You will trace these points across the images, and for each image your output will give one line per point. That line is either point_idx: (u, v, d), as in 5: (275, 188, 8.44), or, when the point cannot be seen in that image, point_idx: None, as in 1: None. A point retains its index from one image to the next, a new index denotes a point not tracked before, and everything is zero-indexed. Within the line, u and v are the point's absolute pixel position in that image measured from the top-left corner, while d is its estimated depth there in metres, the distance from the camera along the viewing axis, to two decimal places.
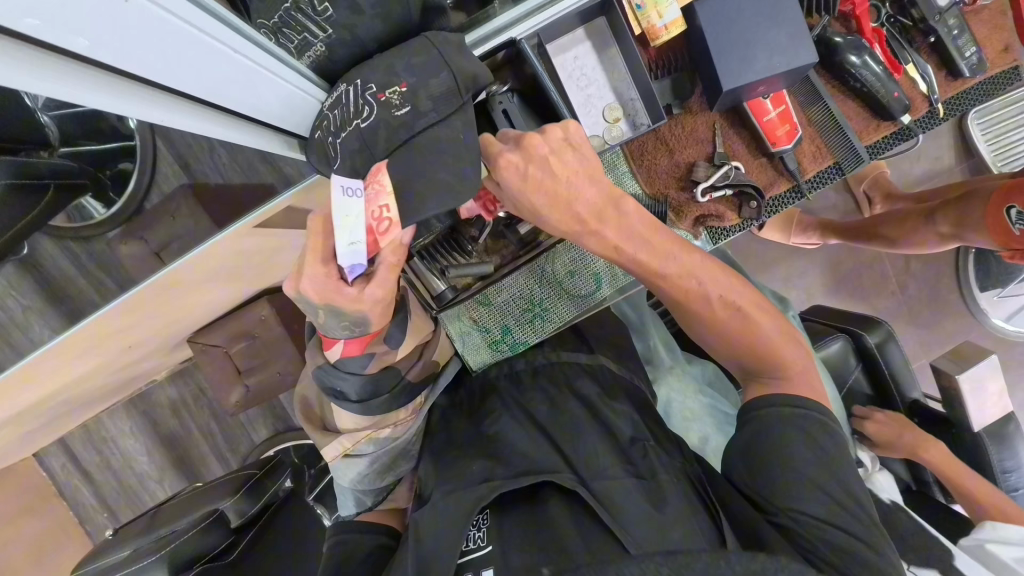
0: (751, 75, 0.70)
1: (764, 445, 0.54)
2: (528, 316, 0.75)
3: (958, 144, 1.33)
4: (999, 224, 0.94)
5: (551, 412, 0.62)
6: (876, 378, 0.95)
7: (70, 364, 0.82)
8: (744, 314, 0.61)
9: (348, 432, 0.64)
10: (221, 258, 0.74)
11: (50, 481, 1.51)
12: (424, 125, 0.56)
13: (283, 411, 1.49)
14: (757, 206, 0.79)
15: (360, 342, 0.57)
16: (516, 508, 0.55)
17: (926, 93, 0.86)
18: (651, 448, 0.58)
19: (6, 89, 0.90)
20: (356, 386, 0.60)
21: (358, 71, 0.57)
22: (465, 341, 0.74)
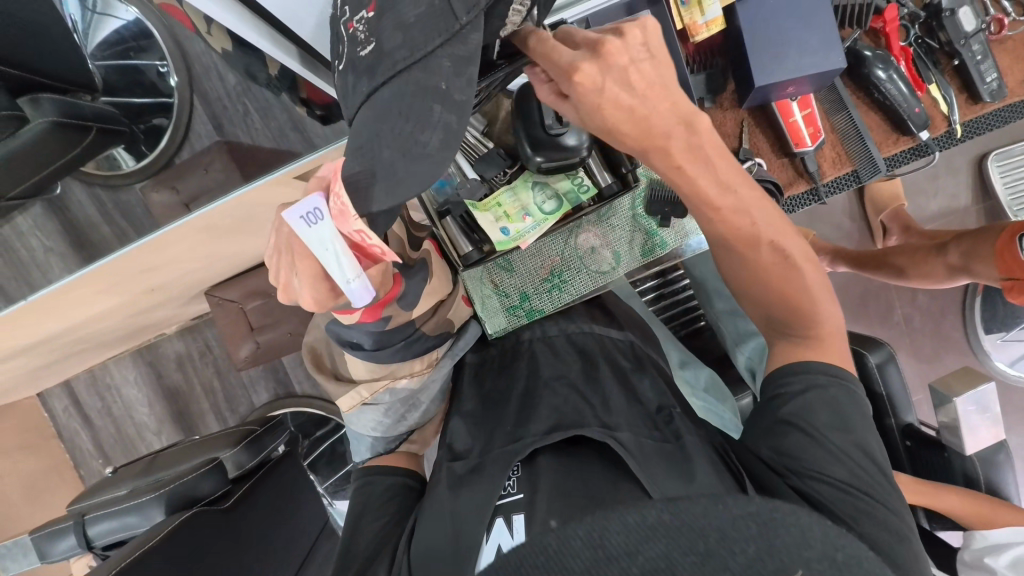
0: (781, 75, 0.74)
1: (796, 409, 0.57)
2: (547, 285, 0.76)
3: (975, 185, 1.35)
4: (1002, 249, 0.95)
5: (586, 378, 0.66)
6: (874, 398, 0.95)
7: (100, 296, 0.85)
8: (790, 263, 0.60)
9: (366, 381, 0.68)
10: (256, 206, 0.77)
11: (51, 421, 1.54)
12: (399, 65, 0.45)
13: (285, 377, 1.52)
14: (774, 203, 0.82)
15: (374, 309, 0.58)
16: (547, 456, 0.58)
17: (947, 113, 0.89)
18: (677, 416, 0.62)
19: (62, 27, 0.94)
20: (366, 338, 0.63)
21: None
22: (485, 305, 0.76)
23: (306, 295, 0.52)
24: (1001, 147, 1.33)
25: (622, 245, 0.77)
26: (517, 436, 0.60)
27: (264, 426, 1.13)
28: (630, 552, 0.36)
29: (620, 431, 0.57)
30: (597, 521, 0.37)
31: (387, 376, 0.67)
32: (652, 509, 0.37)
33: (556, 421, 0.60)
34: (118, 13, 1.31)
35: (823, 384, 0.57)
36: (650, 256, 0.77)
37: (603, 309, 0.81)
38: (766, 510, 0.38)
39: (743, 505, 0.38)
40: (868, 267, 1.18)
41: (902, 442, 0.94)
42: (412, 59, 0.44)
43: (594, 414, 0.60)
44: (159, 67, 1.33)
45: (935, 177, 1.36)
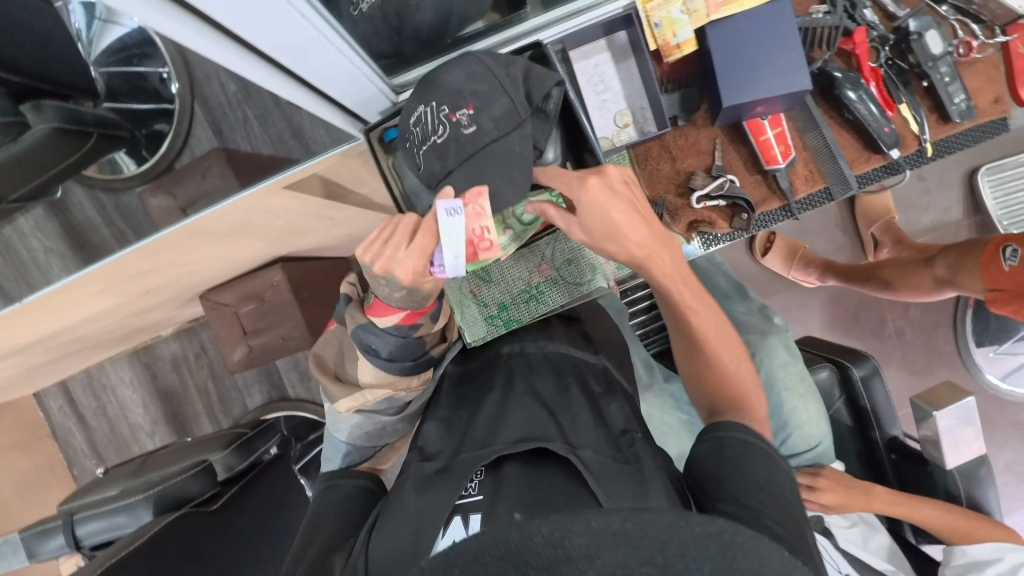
0: (751, 96, 0.75)
1: (733, 455, 0.58)
2: (525, 296, 0.80)
3: (965, 199, 1.36)
4: (990, 261, 0.93)
5: (556, 391, 0.66)
6: (858, 410, 0.96)
7: (94, 298, 0.86)
8: (743, 369, 0.66)
9: (371, 386, 0.68)
10: (248, 214, 0.79)
11: (47, 420, 1.56)
12: (493, 141, 0.57)
13: (279, 380, 1.53)
14: (748, 218, 0.85)
15: (414, 314, 0.62)
16: (512, 464, 0.58)
17: (917, 133, 0.91)
18: (639, 440, 0.61)
19: (65, 35, 0.96)
20: (387, 345, 0.63)
21: (431, 90, 0.58)
22: (465, 315, 0.78)
23: (407, 265, 0.53)
24: (995, 160, 1.34)
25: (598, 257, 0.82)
26: (485, 443, 0.60)
27: (254, 430, 1.16)
28: (587, 555, 0.38)
29: (584, 449, 0.57)
30: (559, 523, 0.39)
31: (387, 385, 0.67)
32: (616, 517, 0.39)
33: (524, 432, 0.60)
34: (122, 21, 1.34)
35: (755, 441, 0.59)
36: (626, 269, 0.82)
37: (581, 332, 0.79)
38: (726, 528, 0.40)
39: (703, 524, 0.39)
40: (859, 279, 1.19)
41: (887, 456, 0.95)
42: (500, 135, 0.57)
43: (559, 428, 0.60)
44: (162, 74, 1.36)
45: (926, 191, 1.37)
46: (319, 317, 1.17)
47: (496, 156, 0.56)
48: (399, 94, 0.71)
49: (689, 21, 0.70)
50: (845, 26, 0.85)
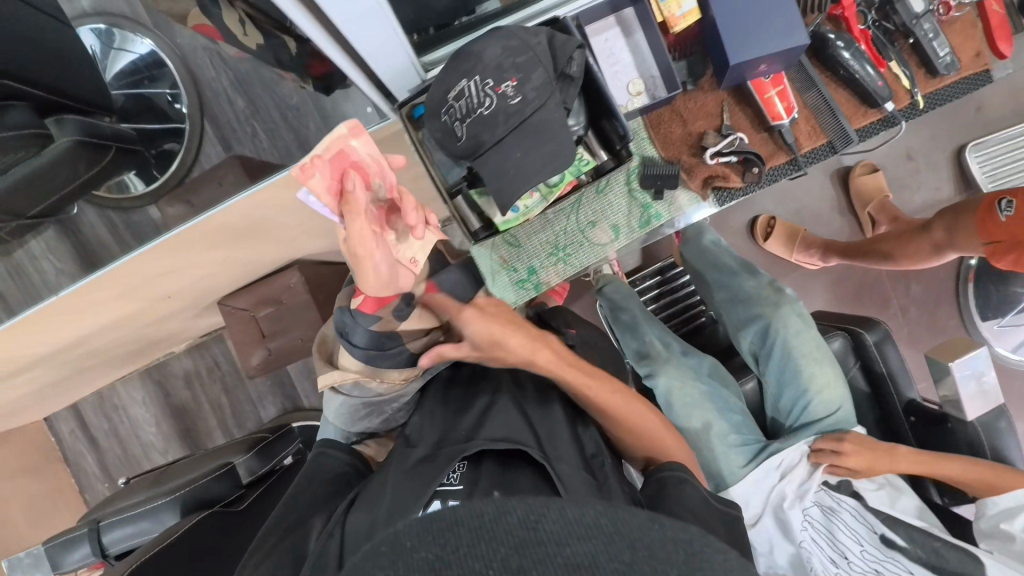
0: (756, 52, 0.78)
1: (687, 493, 0.65)
2: (552, 259, 0.89)
3: (955, 175, 1.40)
4: (986, 215, 0.95)
5: (536, 407, 0.72)
6: (872, 374, 0.98)
7: (114, 299, 0.88)
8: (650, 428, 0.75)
9: (349, 370, 0.70)
10: (270, 207, 0.81)
11: (58, 445, 1.55)
12: (537, 113, 0.55)
13: (293, 391, 1.52)
14: (758, 172, 0.87)
15: (375, 301, 0.63)
16: (490, 461, 0.62)
17: (908, 87, 0.95)
18: (607, 468, 0.67)
19: (80, 54, 1.00)
20: (361, 334, 0.66)
21: (471, 63, 0.55)
22: (497, 282, 0.87)
23: None
24: (979, 138, 1.37)
25: (619, 219, 0.89)
26: (467, 437, 0.64)
27: (276, 435, 1.15)
28: (557, 541, 0.30)
29: (558, 461, 0.61)
30: (534, 504, 0.32)
31: (366, 372, 0.70)
32: (591, 507, 0.33)
33: (505, 433, 0.63)
34: (132, 48, 1.39)
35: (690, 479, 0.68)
36: (647, 226, 0.90)
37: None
38: (699, 538, 0.33)
39: (682, 532, 0.33)
40: (858, 255, 1.22)
41: (905, 418, 0.95)
42: (540, 104, 0.55)
43: (536, 436, 0.64)
44: (169, 95, 1.40)
45: (916, 170, 1.41)
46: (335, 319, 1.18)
47: (544, 126, 0.56)
48: (428, 72, 0.69)
49: None
50: None
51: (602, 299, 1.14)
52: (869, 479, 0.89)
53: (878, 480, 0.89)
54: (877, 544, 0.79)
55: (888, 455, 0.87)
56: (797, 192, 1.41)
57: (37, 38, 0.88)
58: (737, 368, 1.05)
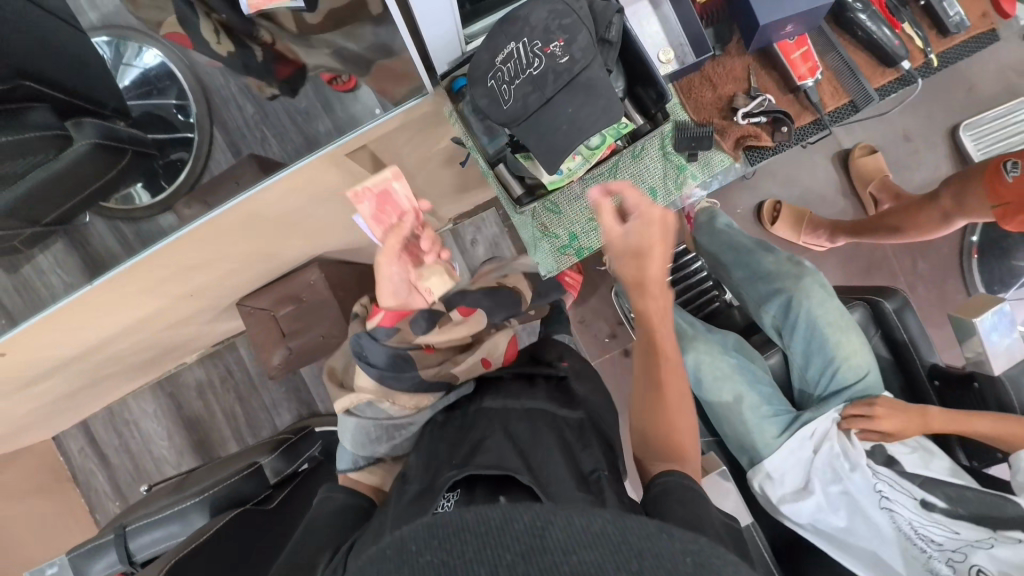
0: (783, 12, 0.80)
1: (683, 493, 0.60)
2: (593, 224, 0.85)
3: (952, 153, 1.44)
4: (992, 175, 0.97)
5: (527, 431, 0.71)
6: (893, 341, 1.00)
7: (139, 293, 0.88)
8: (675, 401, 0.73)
9: (365, 390, 0.80)
10: (298, 194, 0.82)
11: (67, 465, 1.51)
12: (586, 71, 0.57)
13: (309, 396, 1.50)
14: (788, 131, 0.91)
15: (394, 316, 0.80)
16: (482, 489, 0.62)
17: (921, 47, 0.97)
18: (606, 480, 0.66)
19: (95, 58, 1.01)
20: (377, 352, 0.79)
21: (519, 26, 0.56)
22: (538, 251, 0.85)
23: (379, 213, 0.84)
24: (971, 118, 1.42)
25: (657, 181, 0.86)
26: (459, 465, 0.65)
27: (297, 435, 1.15)
28: (564, 549, 0.37)
29: (551, 484, 0.61)
30: (544, 514, 0.39)
31: (379, 394, 0.80)
32: (598, 517, 0.40)
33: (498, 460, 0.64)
34: (139, 61, 1.41)
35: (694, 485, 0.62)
36: (682, 188, 0.88)
37: (568, 394, 0.84)
38: (706, 549, 0.39)
39: (690, 542, 0.39)
40: (866, 233, 1.25)
41: (930, 383, 0.97)
42: (588, 63, 0.56)
43: (526, 460, 0.64)
44: (176, 106, 1.43)
45: (915, 150, 1.45)
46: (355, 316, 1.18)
47: (592, 83, 0.57)
48: (468, 45, 0.72)
49: None
50: None
51: (622, 285, 1.17)
52: (902, 443, 0.90)
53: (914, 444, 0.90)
54: (920, 507, 0.82)
55: (919, 419, 0.88)
56: (801, 175, 1.45)
57: (56, 41, 0.90)
58: (759, 343, 1.07)
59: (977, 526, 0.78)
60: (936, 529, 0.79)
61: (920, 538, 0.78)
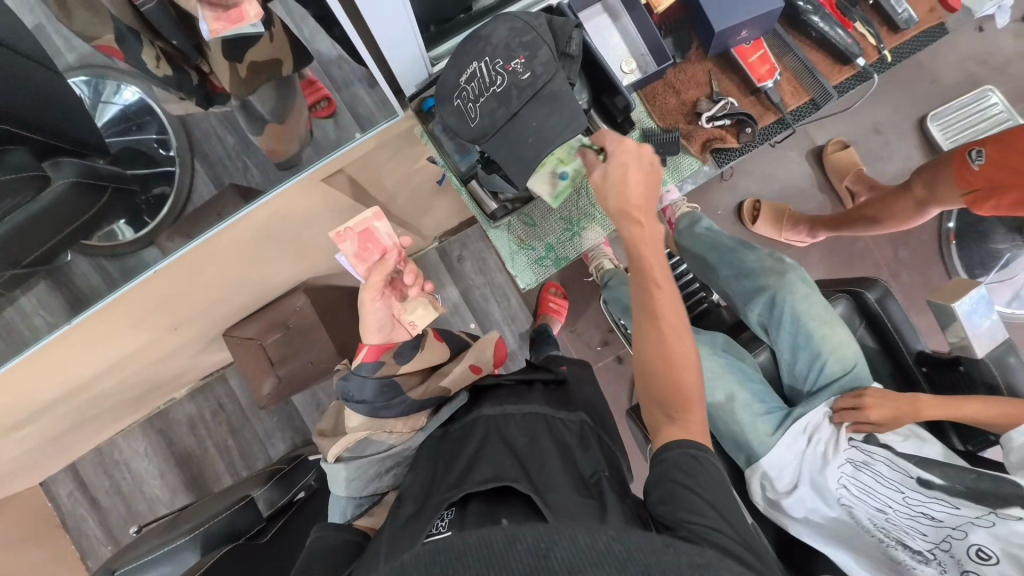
0: (736, 19, 0.83)
1: (692, 483, 0.59)
2: (570, 233, 0.86)
3: (922, 143, 1.48)
4: (959, 167, 0.99)
5: (527, 442, 0.72)
6: (880, 331, 1.01)
7: (123, 329, 0.87)
8: (678, 364, 0.69)
9: (356, 429, 0.81)
10: (278, 220, 0.82)
11: (56, 511, 1.47)
12: (548, 84, 0.57)
13: (302, 424, 1.48)
14: (752, 132, 0.93)
15: (376, 349, 0.83)
16: (478, 504, 0.62)
17: (875, 44, 0.98)
18: (606, 480, 0.67)
19: (71, 99, 1.02)
20: (360, 386, 0.81)
21: (481, 46, 0.57)
22: (516, 262, 0.86)
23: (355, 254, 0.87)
24: (937, 108, 1.46)
25: None
26: (454, 484, 0.65)
27: (290, 464, 1.14)
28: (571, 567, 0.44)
29: (549, 491, 0.62)
30: (546, 535, 0.47)
31: (371, 428, 0.81)
32: (606, 536, 0.47)
33: (495, 473, 0.64)
34: (117, 99, 1.46)
35: (688, 462, 0.62)
36: None
37: (566, 396, 0.87)
38: (710, 561, 0.48)
39: (695, 555, 0.47)
40: (843, 225, 1.27)
41: (918, 370, 0.98)
42: (551, 76, 0.57)
43: (524, 469, 0.65)
44: (156, 139, 1.47)
45: (887, 143, 1.49)
46: (345, 340, 1.18)
47: (556, 95, 0.57)
48: (434, 65, 0.69)
49: None
50: None
51: (610, 293, 1.18)
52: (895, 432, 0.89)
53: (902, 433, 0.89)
54: (917, 488, 0.82)
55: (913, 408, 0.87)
56: (779, 174, 1.47)
57: (32, 84, 0.90)
58: (748, 341, 1.07)
59: (977, 503, 0.77)
60: (935, 509, 0.79)
61: (914, 518, 0.80)
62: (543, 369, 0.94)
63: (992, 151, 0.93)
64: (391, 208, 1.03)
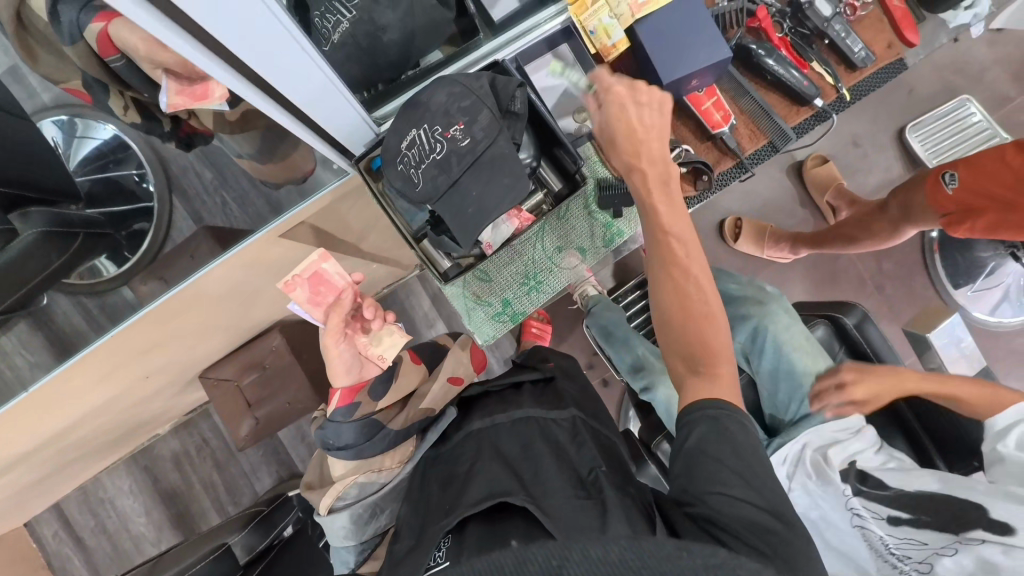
0: (686, 70, 0.80)
1: (719, 454, 0.59)
2: (525, 289, 0.92)
3: (902, 154, 1.47)
4: (933, 187, 0.99)
5: (520, 451, 0.72)
6: (859, 355, 1.00)
7: (92, 386, 0.85)
8: (697, 317, 0.68)
9: (341, 476, 0.76)
10: (243, 272, 0.81)
11: (41, 552, 1.45)
12: (488, 150, 0.58)
13: (287, 456, 1.47)
14: (708, 179, 0.91)
15: (350, 392, 0.79)
16: (476, 526, 0.62)
17: (833, 83, 0.97)
18: (602, 476, 0.68)
19: (41, 149, 1.02)
20: (343, 430, 0.75)
21: (419, 112, 0.58)
22: (474, 318, 0.92)
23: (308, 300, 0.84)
24: (914, 119, 1.45)
25: (582, 241, 0.91)
26: (449, 509, 0.64)
27: (271, 505, 1.14)
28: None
29: (544, 498, 0.62)
30: (558, 551, 0.45)
31: (358, 468, 0.76)
32: (617, 547, 0.46)
33: (489, 489, 0.64)
34: (96, 134, 1.41)
35: (717, 427, 0.61)
36: (610, 243, 0.92)
37: (554, 393, 0.86)
38: (725, 561, 0.46)
39: (709, 557, 0.46)
40: (823, 242, 1.26)
41: (901, 394, 0.95)
42: (491, 142, 0.58)
43: (520, 483, 0.65)
44: (136, 175, 1.42)
45: (866, 155, 1.47)
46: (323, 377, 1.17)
47: (497, 161, 0.58)
48: (381, 125, 0.69)
49: (618, 24, 0.77)
50: (746, 7, 0.92)
51: (592, 320, 1.15)
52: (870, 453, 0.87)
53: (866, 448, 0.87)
54: (888, 528, 0.78)
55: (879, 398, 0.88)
56: (758, 190, 1.46)
57: None
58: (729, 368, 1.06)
59: (942, 530, 0.75)
60: (909, 550, 0.75)
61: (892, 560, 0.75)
62: (530, 368, 0.93)
63: (964, 173, 0.94)
64: (362, 246, 1.02)
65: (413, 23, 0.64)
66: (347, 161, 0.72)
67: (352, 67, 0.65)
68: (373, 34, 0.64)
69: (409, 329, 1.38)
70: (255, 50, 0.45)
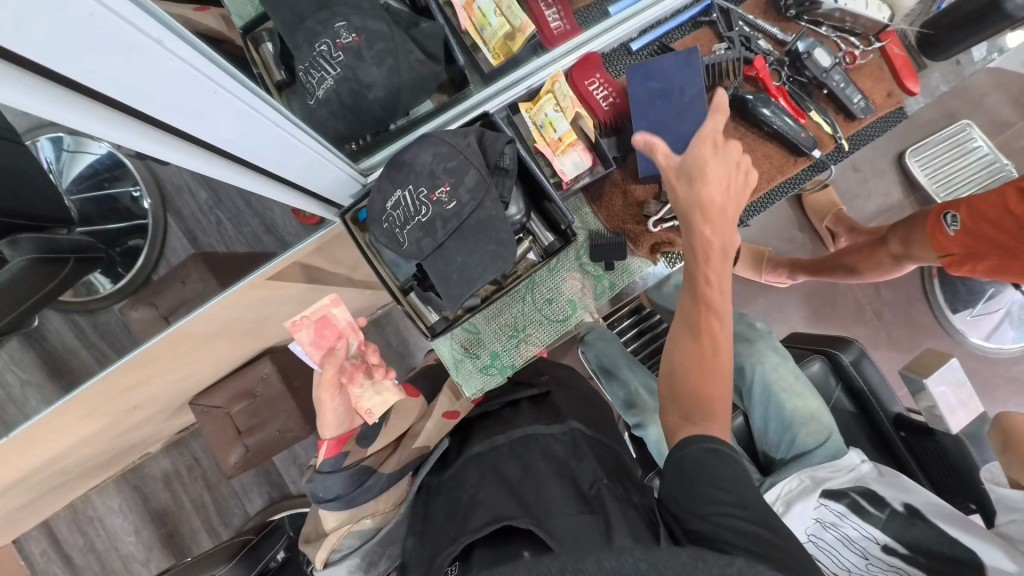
0: (674, 120, 0.79)
1: (713, 474, 0.57)
2: (513, 342, 0.89)
3: (901, 180, 1.46)
4: (935, 229, 0.98)
5: (522, 474, 0.68)
6: (856, 395, 0.99)
7: (80, 420, 0.84)
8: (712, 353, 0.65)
9: (333, 529, 0.74)
10: (230, 310, 0.80)
11: (29, 570, 1.43)
12: (470, 213, 0.61)
13: (279, 477, 1.46)
14: None
15: (337, 442, 0.77)
16: (484, 551, 0.60)
17: (831, 133, 0.95)
18: (605, 493, 0.64)
19: (30, 172, 1.00)
20: (330, 484, 0.73)
21: (404, 174, 0.61)
22: (460, 368, 0.88)
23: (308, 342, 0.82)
24: (915, 144, 1.44)
25: (576, 295, 0.90)
26: (455, 535, 0.61)
27: (259, 535, 1.20)
28: None
29: (549, 520, 0.59)
30: None
31: (350, 519, 0.73)
32: (629, 559, 0.46)
33: (493, 515, 0.61)
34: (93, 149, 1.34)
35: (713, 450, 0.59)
36: (605, 296, 0.92)
37: (552, 409, 0.83)
38: None
39: None
40: (822, 271, 1.23)
41: (896, 434, 0.95)
42: (475, 207, 0.61)
43: (524, 504, 0.62)
44: (133, 192, 1.37)
45: (865, 180, 1.46)
46: (313, 404, 1.16)
47: (480, 225, 0.61)
48: (367, 176, 0.73)
49: (563, 117, 0.76)
50: (743, 56, 0.91)
51: (584, 347, 1.10)
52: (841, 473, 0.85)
53: (845, 470, 0.86)
54: (882, 557, 0.76)
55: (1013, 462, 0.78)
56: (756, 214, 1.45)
57: None
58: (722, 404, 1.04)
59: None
60: None
61: None
62: (526, 384, 0.92)
63: (966, 217, 0.94)
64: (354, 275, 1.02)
65: (399, 80, 0.64)
66: (334, 213, 0.73)
67: (335, 124, 0.64)
68: (358, 88, 0.62)
69: (403, 351, 1.37)
70: (218, 131, 0.46)
